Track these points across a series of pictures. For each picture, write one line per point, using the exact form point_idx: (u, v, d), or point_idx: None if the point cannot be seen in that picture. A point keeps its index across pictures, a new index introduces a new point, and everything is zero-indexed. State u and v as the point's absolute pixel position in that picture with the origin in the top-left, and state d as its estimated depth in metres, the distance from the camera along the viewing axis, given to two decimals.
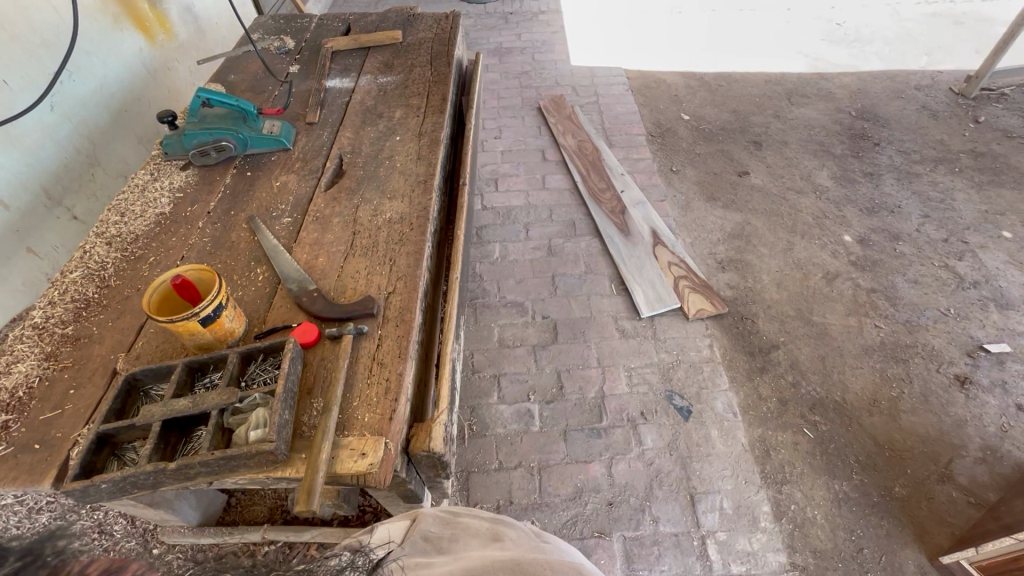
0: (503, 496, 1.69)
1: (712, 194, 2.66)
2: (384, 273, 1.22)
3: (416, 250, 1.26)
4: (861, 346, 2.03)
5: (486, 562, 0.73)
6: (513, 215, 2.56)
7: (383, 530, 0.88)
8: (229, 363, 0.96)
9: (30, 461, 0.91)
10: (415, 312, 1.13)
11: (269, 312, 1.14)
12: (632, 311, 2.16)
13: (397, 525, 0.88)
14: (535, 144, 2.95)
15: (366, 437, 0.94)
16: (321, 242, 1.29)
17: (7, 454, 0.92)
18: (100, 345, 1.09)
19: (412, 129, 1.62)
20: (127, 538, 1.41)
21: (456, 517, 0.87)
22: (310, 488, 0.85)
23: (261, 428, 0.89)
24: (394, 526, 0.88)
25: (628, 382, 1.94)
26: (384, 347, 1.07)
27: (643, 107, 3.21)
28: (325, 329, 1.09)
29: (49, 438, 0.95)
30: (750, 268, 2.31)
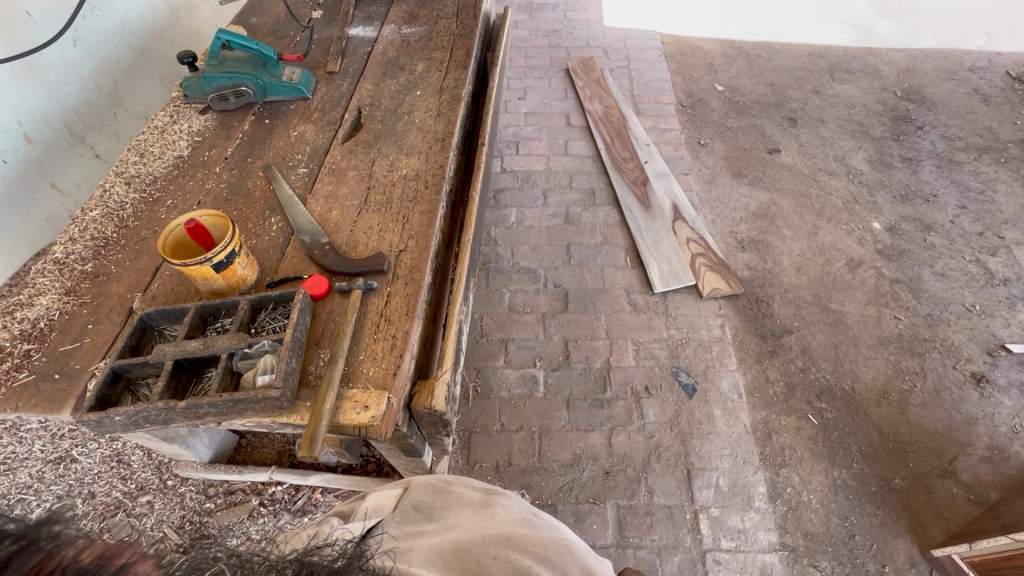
0: (502, 458, 1.73)
1: (739, 170, 2.57)
2: (397, 230, 1.21)
3: (430, 208, 1.25)
4: (877, 336, 1.99)
5: (474, 533, 0.75)
6: (532, 180, 2.52)
7: (375, 498, 0.91)
8: (240, 310, 0.98)
9: (49, 389, 0.95)
10: (425, 271, 1.13)
11: (281, 262, 1.15)
12: (645, 286, 2.14)
13: (388, 494, 0.91)
14: (560, 107, 2.86)
15: (369, 390, 0.96)
16: (335, 195, 1.29)
17: (28, 381, 0.97)
18: (118, 283, 1.12)
19: (433, 84, 1.58)
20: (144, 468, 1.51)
21: (449, 485, 0.88)
22: (313, 436, 0.87)
23: (269, 374, 0.91)
24: (386, 495, 0.90)
25: (635, 356, 1.94)
26: (392, 304, 1.08)
27: (675, 74, 3.08)
28: (335, 282, 1.10)
29: (67, 369, 0.98)
30: (770, 249, 2.26)
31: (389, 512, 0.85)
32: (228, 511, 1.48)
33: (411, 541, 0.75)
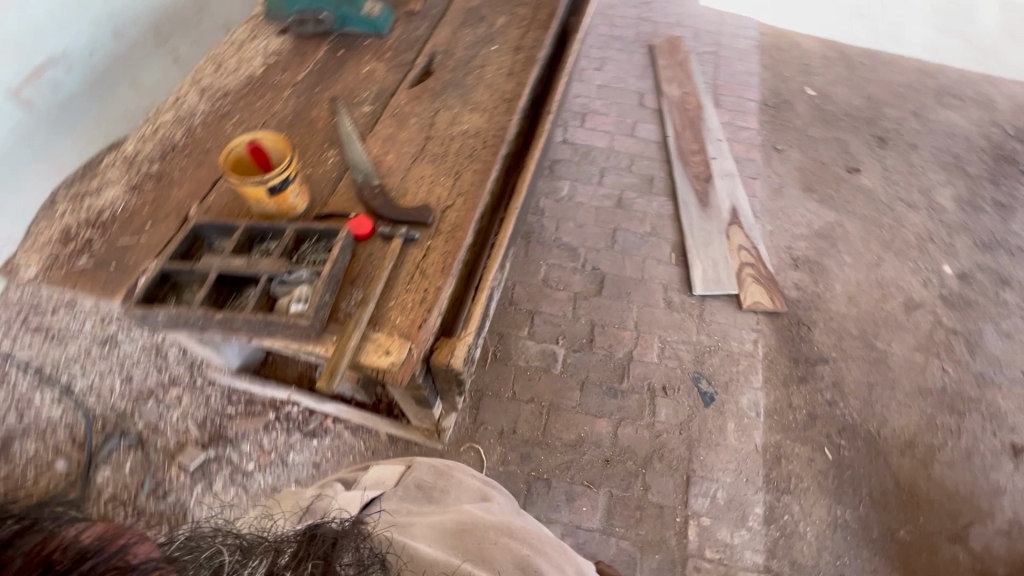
0: (507, 425, 1.76)
1: (811, 184, 2.43)
2: (447, 185, 1.21)
3: (484, 169, 1.24)
4: (917, 385, 1.89)
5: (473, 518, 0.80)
6: (592, 156, 2.45)
7: (377, 471, 0.97)
8: (285, 237, 1.02)
9: (104, 277, 1.03)
10: (467, 230, 1.13)
11: (331, 197, 1.17)
12: (684, 285, 2.09)
13: (391, 469, 0.97)
14: (635, 85, 2.74)
15: (393, 336, 0.98)
16: (394, 139, 1.29)
17: (88, 266, 1.04)
18: (178, 189, 1.16)
19: (511, 41, 1.53)
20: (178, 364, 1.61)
21: (451, 468, 0.94)
22: (333, 369, 0.91)
23: (303, 304, 0.94)
24: (388, 470, 0.97)
25: (659, 353, 1.92)
26: (430, 257, 1.09)
27: (765, 70, 2.89)
28: (379, 226, 1.12)
29: (123, 262, 1.05)
30: (824, 273, 2.15)
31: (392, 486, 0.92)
32: (247, 419, 1.58)
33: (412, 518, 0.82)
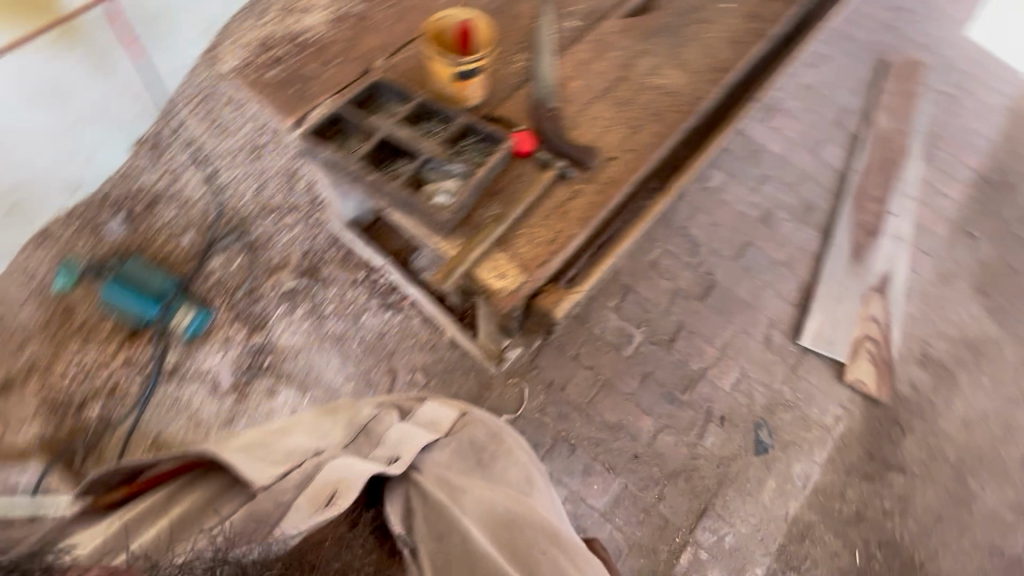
0: (558, 380, 1.77)
1: (990, 286, 2.08)
2: (620, 135, 1.13)
3: (663, 133, 1.14)
4: (992, 543, 1.69)
5: (519, 500, 0.91)
6: (759, 158, 2.23)
7: (432, 409, 1.11)
8: (453, 127, 1.02)
9: (284, 95, 1.08)
10: (622, 190, 1.07)
11: (505, 102, 1.13)
12: (792, 330, 1.93)
13: (445, 411, 1.10)
14: (843, 98, 2.39)
15: (513, 263, 0.98)
16: (586, 66, 1.21)
17: (276, 82, 1.09)
18: (372, 37, 1.16)
19: (749, 5, 1.35)
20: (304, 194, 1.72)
21: (504, 437, 1.04)
22: (452, 269, 0.94)
23: (447, 198, 0.94)
24: (443, 411, 1.10)
25: (733, 383, 1.82)
26: (576, 201, 1.05)
27: (1005, 137, 2.41)
28: (539, 149, 1.08)
29: (304, 89, 1.09)
30: (952, 386, 1.90)
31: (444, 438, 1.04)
32: (342, 269, 1.70)
33: (463, 482, 0.93)
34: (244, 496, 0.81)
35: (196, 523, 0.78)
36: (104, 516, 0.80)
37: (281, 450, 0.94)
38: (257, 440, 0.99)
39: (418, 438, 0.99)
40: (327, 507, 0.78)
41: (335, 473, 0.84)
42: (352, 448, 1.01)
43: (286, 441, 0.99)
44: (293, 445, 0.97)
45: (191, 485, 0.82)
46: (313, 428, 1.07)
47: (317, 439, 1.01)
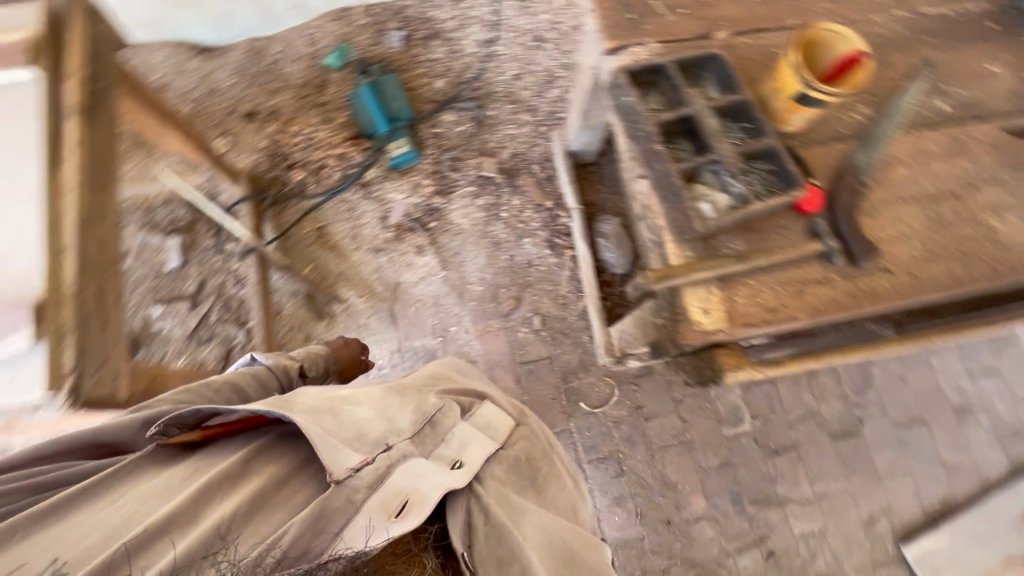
0: (648, 410, 1.68)
1: None
2: (912, 252, 0.96)
3: (960, 280, 0.95)
4: None
5: (577, 536, 0.82)
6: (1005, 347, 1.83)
7: (488, 411, 0.92)
8: (759, 142, 0.92)
9: (619, 18, 1.03)
10: (873, 308, 0.93)
11: (816, 147, 1.00)
12: (903, 531, 1.68)
13: (502, 417, 0.92)
14: None
15: (722, 306, 0.90)
16: (924, 160, 1.02)
17: (619, 3, 1.04)
18: (731, 6, 1.06)
19: None
20: (549, 104, 1.70)
21: (552, 454, 0.95)
22: (669, 275, 0.88)
23: (709, 210, 0.88)
24: (500, 416, 0.92)
25: (804, 532, 1.65)
26: (819, 289, 0.93)
27: None
28: (819, 215, 0.95)
29: (639, 23, 1.03)
30: None
31: (501, 446, 0.88)
32: (536, 188, 1.71)
33: (524, 501, 0.81)
34: (319, 483, 0.69)
35: (269, 506, 0.66)
36: (182, 461, 0.71)
37: (343, 426, 0.73)
38: (316, 402, 0.77)
39: (483, 445, 0.83)
40: (398, 518, 0.66)
41: (404, 482, 0.70)
42: (416, 443, 0.78)
43: (347, 407, 0.78)
44: (358, 420, 0.76)
45: (266, 453, 0.71)
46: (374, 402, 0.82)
47: (385, 411, 0.80)
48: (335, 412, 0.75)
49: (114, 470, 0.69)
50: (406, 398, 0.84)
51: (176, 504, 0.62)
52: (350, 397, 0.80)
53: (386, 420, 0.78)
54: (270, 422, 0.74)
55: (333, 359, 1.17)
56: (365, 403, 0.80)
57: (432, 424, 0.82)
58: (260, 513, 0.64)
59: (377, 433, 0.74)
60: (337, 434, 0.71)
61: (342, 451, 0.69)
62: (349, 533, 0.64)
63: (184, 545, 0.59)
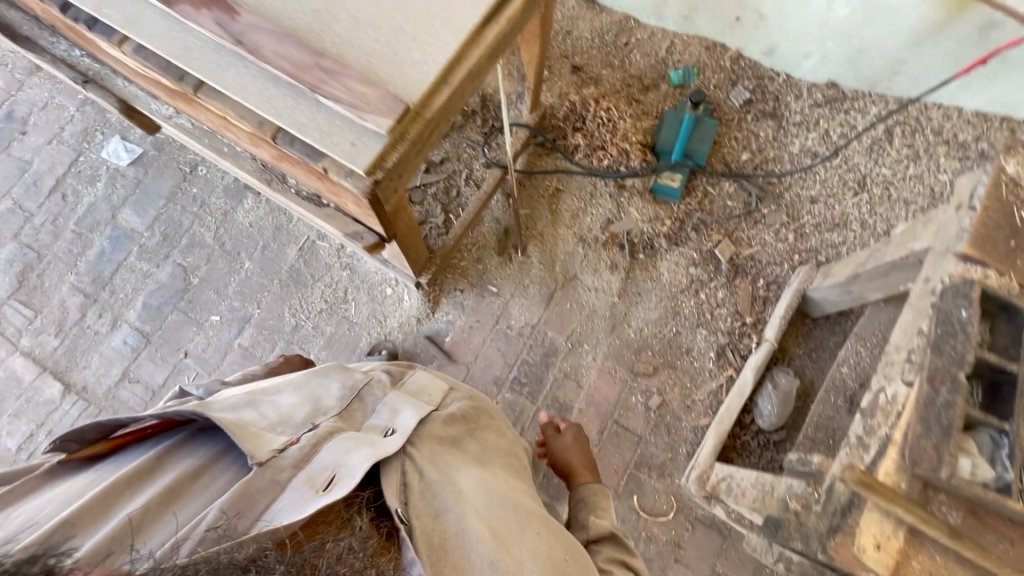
0: (683, 556, 1.55)
1: None
2: None
3: None
4: None
5: (517, 486, 0.88)
6: None
7: (418, 379, 1.03)
8: None
9: (998, 236, 0.94)
10: None
11: None
12: None
13: (433, 381, 1.02)
14: None
15: (892, 553, 0.81)
16: None
17: (1008, 224, 0.95)
18: None
19: None
20: (821, 244, 1.61)
21: (483, 412, 1.01)
22: (870, 487, 0.81)
23: (967, 469, 0.83)
24: (431, 381, 1.02)
25: None
26: None
27: None
28: None
29: (1014, 255, 0.93)
30: None
31: (440, 406, 0.96)
32: (746, 299, 1.65)
33: (458, 461, 0.86)
34: (241, 469, 0.77)
35: (187, 493, 0.73)
36: (94, 469, 0.79)
37: (265, 415, 0.86)
38: (237, 400, 0.89)
39: (413, 412, 0.89)
40: (324, 491, 0.71)
41: (330, 461, 0.76)
42: (342, 418, 0.89)
43: (272, 399, 0.91)
44: (283, 407, 0.89)
45: (183, 446, 0.79)
46: (299, 384, 0.96)
47: (312, 395, 0.93)
48: (258, 406, 0.88)
49: (21, 487, 0.76)
50: (333, 378, 0.98)
51: (92, 505, 0.70)
52: (272, 390, 0.94)
53: (313, 403, 0.91)
54: (180, 422, 0.82)
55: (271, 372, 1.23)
56: (290, 394, 0.93)
57: (361, 399, 0.94)
58: (178, 501, 0.73)
59: (303, 414, 0.88)
60: (258, 421, 0.83)
61: (263, 424, 0.83)
62: (277, 510, 0.70)
63: (111, 531, 0.66)
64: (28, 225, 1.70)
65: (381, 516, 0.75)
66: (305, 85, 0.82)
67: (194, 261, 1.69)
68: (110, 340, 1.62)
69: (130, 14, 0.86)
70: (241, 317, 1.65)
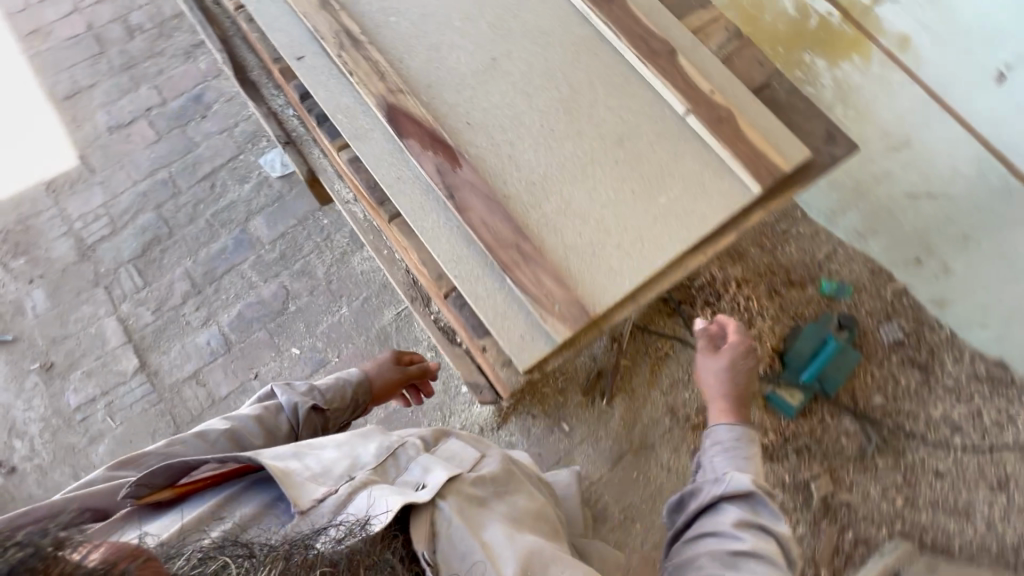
0: None
1: None
2: None
3: None
4: None
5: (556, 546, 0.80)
6: None
7: (450, 447, 0.93)
8: None
9: None
10: None
11: None
12: None
13: (467, 450, 0.92)
14: None
15: None
16: None
17: None
18: None
19: None
20: (934, 526, 1.40)
21: (515, 475, 0.92)
22: None
23: None
24: (463, 448, 0.93)
25: None
26: None
27: None
28: None
29: None
30: None
31: (471, 470, 0.87)
32: (828, 550, 1.40)
33: (486, 513, 0.79)
34: (286, 513, 0.74)
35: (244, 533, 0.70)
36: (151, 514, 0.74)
37: (309, 464, 0.80)
38: (281, 450, 0.82)
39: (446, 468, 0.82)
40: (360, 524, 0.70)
41: (364, 502, 0.74)
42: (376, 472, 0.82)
43: (316, 450, 0.84)
44: (326, 458, 0.82)
45: (240, 497, 0.75)
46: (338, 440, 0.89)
47: (351, 450, 0.86)
48: (302, 457, 0.81)
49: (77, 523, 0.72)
50: (370, 437, 0.90)
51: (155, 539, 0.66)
52: (314, 443, 0.87)
53: (350, 458, 0.84)
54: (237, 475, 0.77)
55: (365, 386, 1.08)
56: (330, 447, 0.86)
57: (394, 457, 0.86)
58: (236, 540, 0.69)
59: (342, 468, 0.81)
60: (302, 471, 0.77)
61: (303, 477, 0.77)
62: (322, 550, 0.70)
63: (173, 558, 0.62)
64: (172, 201, 1.79)
65: (410, 561, 0.70)
66: (502, 265, 0.79)
67: (299, 288, 1.71)
68: (196, 336, 1.65)
69: (361, 127, 0.87)
70: (317, 359, 1.63)
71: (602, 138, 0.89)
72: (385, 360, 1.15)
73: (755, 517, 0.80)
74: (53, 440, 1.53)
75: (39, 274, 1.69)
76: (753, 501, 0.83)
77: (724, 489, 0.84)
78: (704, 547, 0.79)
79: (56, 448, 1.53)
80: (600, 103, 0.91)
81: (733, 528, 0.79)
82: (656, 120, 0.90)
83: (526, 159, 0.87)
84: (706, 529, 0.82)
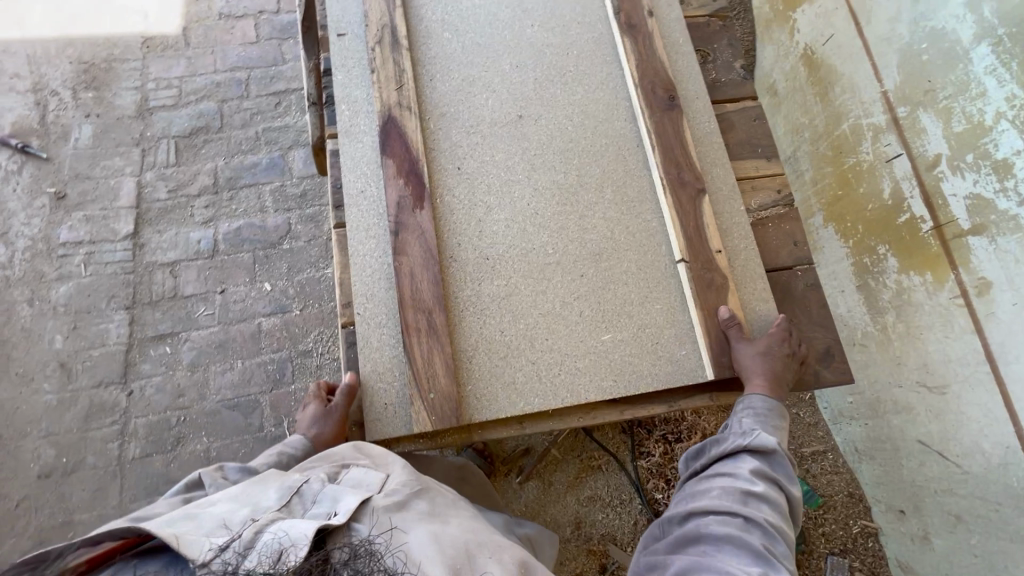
0: None
1: None
2: None
3: None
4: None
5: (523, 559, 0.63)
6: None
7: (355, 477, 0.66)
8: None
9: None
10: None
11: None
12: None
13: (367, 479, 0.66)
14: None
15: None
16: None
17: None
18: None
19: None
20: None
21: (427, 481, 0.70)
22: None
23: None
24: (366, 477, 0.66)
25: None
26: None
27: None
28: None
29: None
30: None
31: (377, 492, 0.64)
32: None
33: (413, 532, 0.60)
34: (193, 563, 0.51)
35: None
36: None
37: (203, 522, 0.56)
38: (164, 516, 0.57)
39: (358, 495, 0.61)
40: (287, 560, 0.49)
41: (281, 538, 0.52)
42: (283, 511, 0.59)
43: (208, 506, 0.60)
44: (222, 513, 0.58)
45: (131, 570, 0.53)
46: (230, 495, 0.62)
47: (248, 498, 0.61)
48: (194, 517, 0.57)
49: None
50: (269, 480, 0.65)
51: None
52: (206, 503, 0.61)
53: (246, 507, 0.59)
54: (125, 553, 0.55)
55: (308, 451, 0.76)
56: (221, 501, 0.60)
57: (299, 495, 0.62)
58: None
59: (242, 515, 0.57)
60: (193, 528, 0.54)
61: (192, 538, 0.53)
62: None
63: None
64: (235, 101, 1.84)
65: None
66: (403, 324, 0.74)
67: (301, 231, 1.71)
68: (192, 230, 1.69)
69: (356, 126, 0.85)
70: (280, 304, 1.62)
71: (581, 245, 0.81)
72: (310, 415, 0.77)
73: (772, 471, 0.68)
74: (30, 263, 1.62)
75: (96, 113, 1.79)
76: (771, 460, 0.70)
77: (748, 439, 0.70)
78: (716, 482, 0.68)
79: (29, 270, 1.62)
80: (599, 209, 0.83)
81: (749, 474, 0.67)
82: (645, 254, 0.81)
83: (492, 231, 0.81)
84: (720, 469, 0.69)
